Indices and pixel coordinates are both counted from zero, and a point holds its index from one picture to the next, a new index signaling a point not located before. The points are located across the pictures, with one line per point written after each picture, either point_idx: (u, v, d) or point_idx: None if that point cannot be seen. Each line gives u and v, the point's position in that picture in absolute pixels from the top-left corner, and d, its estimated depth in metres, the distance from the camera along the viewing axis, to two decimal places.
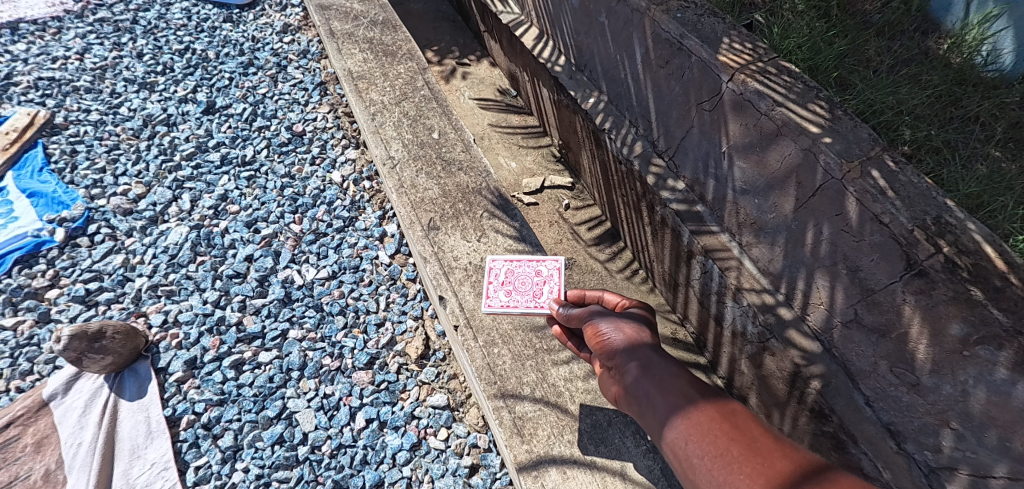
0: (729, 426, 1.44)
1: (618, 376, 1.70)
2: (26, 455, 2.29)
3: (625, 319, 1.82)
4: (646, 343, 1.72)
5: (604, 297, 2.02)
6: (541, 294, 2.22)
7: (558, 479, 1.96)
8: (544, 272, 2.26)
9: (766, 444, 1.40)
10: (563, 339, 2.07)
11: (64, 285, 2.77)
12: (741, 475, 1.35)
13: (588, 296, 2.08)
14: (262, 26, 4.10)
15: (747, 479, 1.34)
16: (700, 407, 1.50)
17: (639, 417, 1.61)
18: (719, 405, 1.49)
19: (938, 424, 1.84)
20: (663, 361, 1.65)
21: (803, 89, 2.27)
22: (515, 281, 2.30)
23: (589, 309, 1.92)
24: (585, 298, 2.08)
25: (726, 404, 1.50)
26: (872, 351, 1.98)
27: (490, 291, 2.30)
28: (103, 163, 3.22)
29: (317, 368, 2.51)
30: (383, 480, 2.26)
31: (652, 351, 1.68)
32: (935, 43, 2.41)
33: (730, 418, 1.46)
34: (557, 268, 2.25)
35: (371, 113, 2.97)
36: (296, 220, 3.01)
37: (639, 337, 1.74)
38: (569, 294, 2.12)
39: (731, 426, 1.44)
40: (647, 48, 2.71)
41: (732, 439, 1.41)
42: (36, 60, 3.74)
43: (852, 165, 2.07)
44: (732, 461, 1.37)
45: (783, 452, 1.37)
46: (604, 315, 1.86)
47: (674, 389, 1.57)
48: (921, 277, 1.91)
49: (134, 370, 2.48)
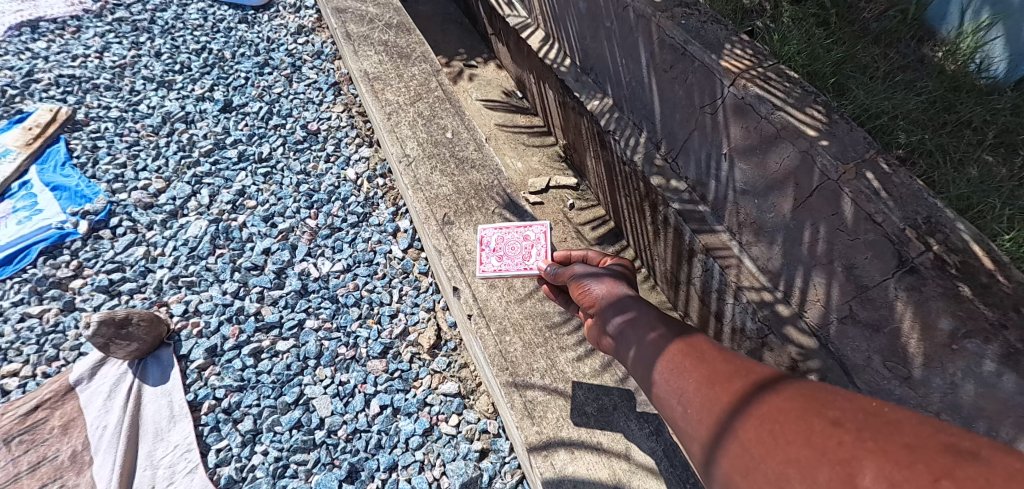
0: (691, 348, 1.55)
1: (602, 323, 1.85)
2: (54, 437, 2.39)
3: (605, 272, 1.98)
4: (624, 291, 1.87)
5: (588, 256, 2.16)
6: (530, 257, 2.35)
7: (567, 458, 2.06)
8: (532, 237, 2.37)
9: (722, 359, 1.49)
10: (552, 295, 2.24)
11: (88, 275, 2.88)
12: (692, 383, 1.46)
13: (574, 256, 2.19)
14: (276, 27, 4.21)
15: (695, 383, 1.45)
16: (669, 340, 1.62)
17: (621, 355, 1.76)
18: (682, 333, 1.62)
19: (928, 416, 1.95)
20: (639, 304, 1.79)
21: (801, 94, 2.37)
22: (505, 246, 2.41)
23: (572, 268, 2.07)
24: (570, 259, 2.18)
25: (691, 331, 1.62)
26: (867, 346, 2.10)
27: (484, 257, 2.42)
28: (124, 158, 3.32)
29: (333, 356, 2.62)
30: (397, 464, 2.36)
31: (629, 298, 1.83)
32: (931, 50, 2.50)
33: (693, 342, 1.57)
34: (544, 232, 2.37)
35: (387, 112, 3.07)
36: (312, 215, 3.13)
37: (617, 288, 1.90)
38: (556, 255, 2.22)
39: (693, 348, 1.55)
40: (652, 52, 2.81)
41: (692, 357, 1.52)
42: (57, 58, 3.84)
43: (847, 167, 2.15)
44: (686, 371, 1.49)
45: (735, 362, 1.46)
46: (586, 271, 2.02)
47: (649, 328, 1.70)
48: (912, 274, 1.99)
49: (157, 357, 2.59)
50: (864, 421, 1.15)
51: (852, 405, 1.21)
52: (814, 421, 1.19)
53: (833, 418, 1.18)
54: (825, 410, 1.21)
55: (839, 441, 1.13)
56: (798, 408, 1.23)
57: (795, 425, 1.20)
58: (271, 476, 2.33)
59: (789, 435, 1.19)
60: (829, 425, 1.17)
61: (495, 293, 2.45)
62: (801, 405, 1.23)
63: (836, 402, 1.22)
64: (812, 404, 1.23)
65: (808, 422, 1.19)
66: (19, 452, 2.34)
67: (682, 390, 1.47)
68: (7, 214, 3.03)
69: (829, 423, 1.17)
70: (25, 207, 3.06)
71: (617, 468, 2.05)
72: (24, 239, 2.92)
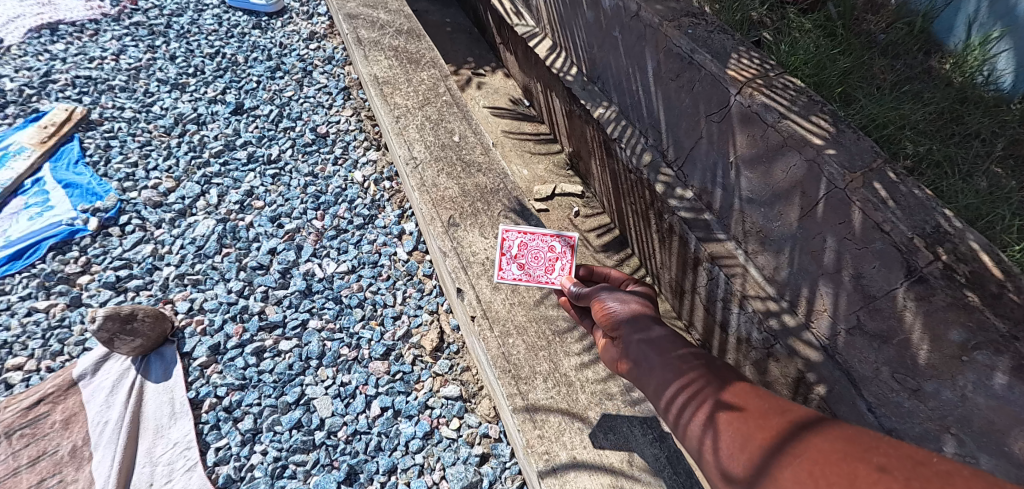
0: (723, 382, 1.56)
1: (621, 344, 1.82)
2: (54, 431, 2.38)
3: (630, 295, 1.95)
4: (648, 314, 1.85)
5: (611, 275, 2.17)
6: (553, 270, 2.34)
7: (568, 463, 2.05)
8: (557, 250, 2.33)
9: (755, 396, 1.51)
10: (567, 308, 2.23)
11: (95, 271, 2.89)
12: (724, 417, 1.48)
13: (596, 273, 2.22)
14: (289, 33, 4.25)
15: (728, 418, 1.47)
16: (696, 369, 1.62)
17: (640, 379, 1.76)
18: (710, 364, 1.64)
19: (939, 430, 1.91)
20: (663, 329, 1.77)
21: (806, 103, 2.36)
22: (528, 255, 2.40)
23: (596, 287, 2.04)
24: (593, 276, 2.22)
25: (719, 365, 1.64)
26: (875, 357, 2.07)
27: (503, 263, 2.44)
28: (135, 158, 3.35)
29: (335, 357, 2.62)
30: (396, 467, 2.35)
31: (656, 325, 1.78)
32: (938, 63, 2.49)
33: (725, 377, 1.58)
34: (570, 245, 2.33)
35: (395, 115, 3.09)
36: (319, 216, 3.14)
37: (644, 311, 1.85)
38: (579, 271, 2.26)
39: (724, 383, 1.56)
40: (658, 61, 2.81)
41: (724, 391, 1.53)
42: (74, 60, 3.90)
43: (854, 176, 2.14)
44: (718, 406, 1.51)
45: (770, 401, 1.48)
46: (610, 291, 1.99)
47: (675, 355, 1.69)
48: (920, 284, 1.98)
49: (160, 354, 2.59)
50: (912, 469, 1.16)
51: (897, 452, 1.21)
52: (859, 465, 1.19)
53: (879, 464, 1.18)
54: (870, 455, 1.21)
55: (885, 486, 1.14)
56: (838, 451, 1.24)
57: (838, 467, 1.21)
58: (270, 476, 2.32)
59: (832, 478, 1.20)
60: (875, 470, 1.17)
61: (499, 295, 2.44)
62: (842, 449, 1.25)
63: (881, 448, 1.23)
64: (856, 449, 1.24)
65: (850, 464, 1.21)
66: (19, 445, 2.33)
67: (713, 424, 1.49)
68: (19, 211, 3.06)
69: (876, 468, 1.18)
70: (36, 203, 3.09)
71: (620, 475, 2.03)
72: (34, 235, 2.95)
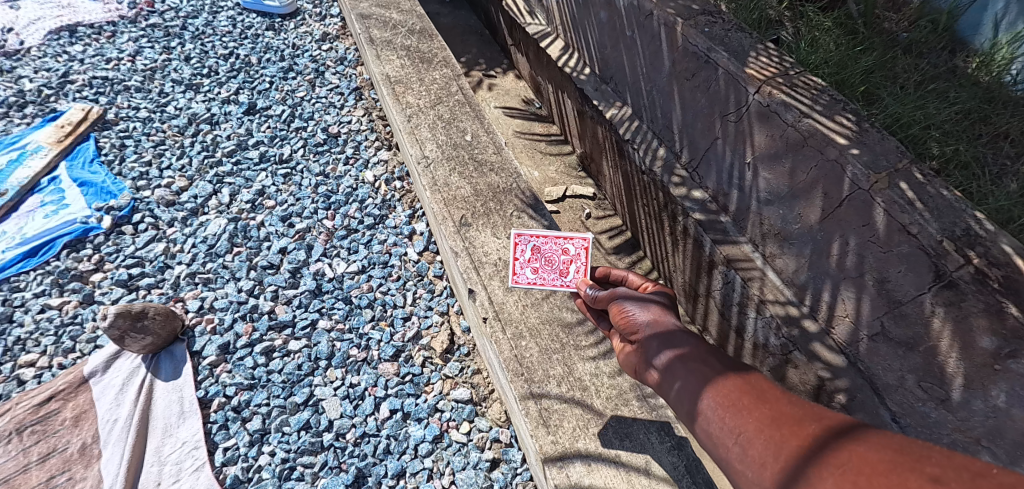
0: (751, 388, 1.51)
1: (642, 351, 1.80)
2: (64, 428, 2.37)
3: (651, 300, 1.92)
4: (670, 321, 1.82)
5: (629, 277, 2.11)
6: (567, 272, 2.37)
7: (583, 470, 1.99)
8: (572, 251, 2.34)
9: (786, 403, 1.45)
10: (584, 310, 2.18)
11: (108, 270, 2.89)
12: (753, 424, 1.43)
13: (614, 275, 2.17)
14: (302, 34, 4.25)
15: (757, 424, 1.42)
16: (723, 376, 1.57)
17: (660, 386, 1.73)
18: (736, 370, 1.59)
19: (970, 442, 1.85)
20: (686, 336, 1.74)
21: (829, 102, 2.29)
22: (540, 258, 2.41)
23: (614, 291, 2.00)
24: (610, 277, 2.17)
25: (744, 370, 1.59)
26: (900, 365, 2.01)
27: (518, 268, 2.43)
28: (149, 157, 3.35)
29: (345, 358, 2.59)
30: (405, 471, 2.31)
31: (680, 333, 1.75)
32: (963, 61, 2.41)
33: (754, 383, 1.53)
34: (584, 246, 2.33)
35: (407, 114, 3.06)
36: (329, 216, 3.12)
37: (666, 320, 1.82)
38: (596, 273, 2.21)
39: (752, 388, 1.51)
40: (674, 61, 2.76)
41: (753, 397, 1.48)
42: (91, 60, 3.92)
43: (879, 176, 2.07)
44: (748, 412, 1.45)
45: (802, 407, 1.42)
46: (630, 296, 1.95)
47: (701, 363, 1.65)
48: (950, 288, 1.90)
49: (170, 352, 2.57)
50: (970, 481, 1.10)
51: (951, 463, 1.15)
52: (911, 478, 1.14)
53: (932, 475, 1.13)
54: (922, 466, 1.15)
55: None
56: (886, 461, 1.19)
57: (886, 479, 1.15)
58: (277, 478, 2.29)
59: None
60: (930, 483, 1.12)
61: (512, 295, 2.40)
62: (890, 459, 1.19)
63: (932, 458, 1.17)
64: (905, 459, 1.18)
65: (899, 476, 1.15)
66: (30, 442, 2.33)
67: (741, 430, 1.44)
68: (35, 208, 3.07)
69: (929, 480, 1.12)
70: (52, 201, 3.10)
71: (636, 481, 1.97)
72: (49, 232, 2.95)
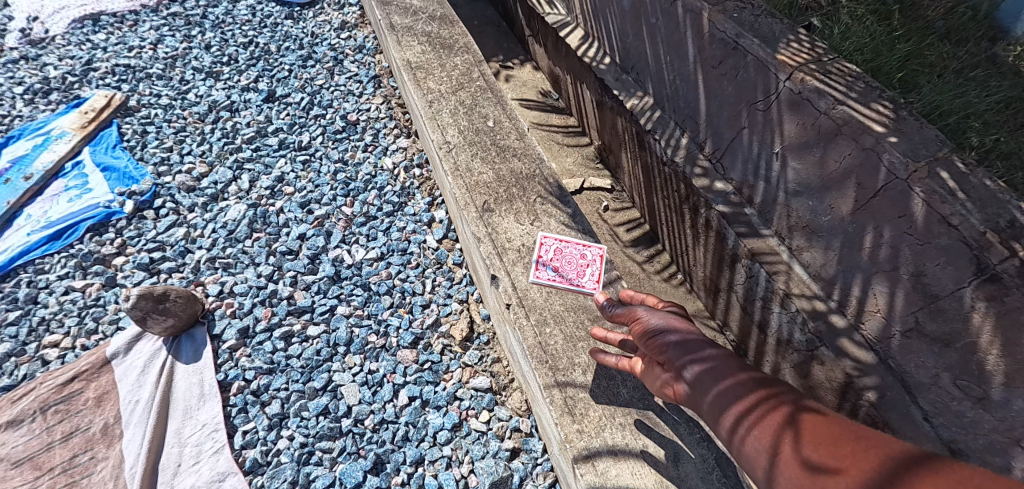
0: (800, 412, 1.52)
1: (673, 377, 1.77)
2: (87, 408, 2.39)
3: (676, 319, 1.87)
4: (701, 340, 1.78)
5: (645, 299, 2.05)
6: (584, 275, 2.38)
7: (610, 460, 1.97)
8: (588, 258, 2.41)
9: (836, 425, 1.46)
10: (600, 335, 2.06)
11: (130, 253, 2.90)
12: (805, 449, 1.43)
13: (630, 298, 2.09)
14: (321, 22, 4.24)
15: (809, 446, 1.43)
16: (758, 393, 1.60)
17: (697, 414, 1.71)
18: (777, 392, 1.59)
19: (1007, 443, 1.81)
20: (720, 361, 1.71)
21: (864, 88, 2.21)
22: (562, 259, 2.42)
23: (634, 310, 1.95)
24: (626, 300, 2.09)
25: (784, 390, 1.59)
26: (934, 362, 1.96)
27: (539, 265, 2.41)
28: (171, 143, 3.36)
29: (363, 344, 2.58)
30: (424, 458, 2.30)
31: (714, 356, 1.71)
32: (1004, 50, 2.31)
33: (800, 407, 1.53)
34: (600, 255, 2.41)
35: (428, 100, 3.04)
36: (348, 203, 3.11)
37: (694, 338, 1.79)
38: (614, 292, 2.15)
39: (801, 413, 1.52)
40: (701, 47, 2.69)
41: (801, 421, 1.49)
42: (114, 48, 3.93)
43: (918, 165, 2.01)
44: (799, 438, 1.46)
45: (851, 428, 1.44)
46: (655, 313, 1.91)
47: (744, 390, 1.62)
48: (992, 283, 1.84)
49: (191, 335, 2.58)
50: None
51: None
52: None
53: None
54: None
55: None
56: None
57: None
58: (297, 462, 2.29)
59: None
60: None
61: (534, 284, 2.37)
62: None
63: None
64: None
65: None
66: (53, 421, 2.35)
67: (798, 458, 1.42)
68: (59, 193, 3.10)
69: None
70: (76, 186, 3.13)
71: (664, 473, 1.95)
72: (73, 216, 2.98)
